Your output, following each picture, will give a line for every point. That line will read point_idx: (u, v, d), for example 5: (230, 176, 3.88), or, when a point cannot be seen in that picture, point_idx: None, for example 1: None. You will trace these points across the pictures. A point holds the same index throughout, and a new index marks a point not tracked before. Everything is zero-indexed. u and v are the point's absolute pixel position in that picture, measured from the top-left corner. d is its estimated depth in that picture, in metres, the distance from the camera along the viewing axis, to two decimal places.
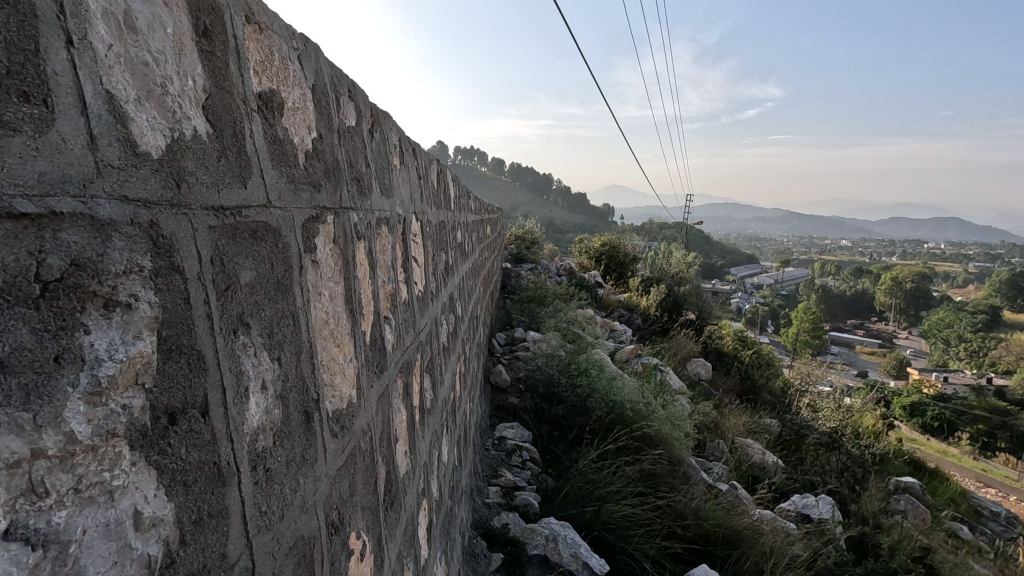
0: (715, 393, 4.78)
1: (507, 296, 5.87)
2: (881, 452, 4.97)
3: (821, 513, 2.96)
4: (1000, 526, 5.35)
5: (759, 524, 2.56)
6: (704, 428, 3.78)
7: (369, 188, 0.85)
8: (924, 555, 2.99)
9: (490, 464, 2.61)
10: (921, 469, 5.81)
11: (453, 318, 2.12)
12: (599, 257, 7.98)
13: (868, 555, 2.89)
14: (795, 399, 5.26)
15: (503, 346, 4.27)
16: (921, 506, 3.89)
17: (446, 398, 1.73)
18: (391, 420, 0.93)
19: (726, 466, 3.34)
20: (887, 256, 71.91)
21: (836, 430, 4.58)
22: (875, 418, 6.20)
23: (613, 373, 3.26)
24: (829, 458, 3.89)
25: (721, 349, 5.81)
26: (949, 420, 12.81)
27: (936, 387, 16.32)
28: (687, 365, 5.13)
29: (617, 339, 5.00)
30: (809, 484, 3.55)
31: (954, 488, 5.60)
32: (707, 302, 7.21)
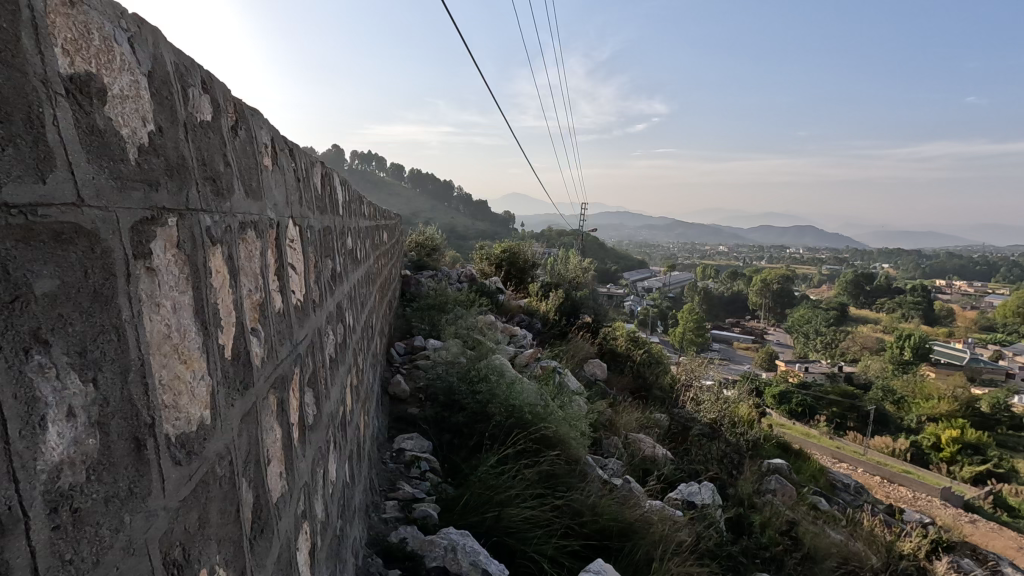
0: (610, 391, 5.00)
1: (407, 304, 5.73)
2: (754, 438, 5.48)
3: (704, 498, 3.19)
4: (850, 495, 6.10)
5: (649, 514, 2.71)
6: (600, 427, 3.93)
7: (229, 188, 0.78)
8: (790, 527, 3.33)
9: (386, 478, 2.52)
10: (787, 451, 6.45)
11: (342, 327, 2.02)
12: (500, 263, 8.04)
13: (744, 533, 3.16)
14: (681, 393, 5.65)
15: (402, 355, 4.17)
16: (788, 485, 4.34)
17: (333, 412, 1.63)
18: (260, 439, 0.85)
19: (620, 461, 3.50)
20: (756, 260, 71.92)
21: (715, 420, 4.97)
22: (749, 407, 6.83)
23: (512, 378, 3.28)
24: (711, 448, 4.21)
25: (615, 349, 6.09)
26: (810, 405, 14.54)
27: (799, 375, 18.39)
28: (584, 366, 5.32)
29: (517, 343, 5.07)
30: (694, 472, 3.80)
31: (815, 465, 6.29)
32: (603, 305, 7.56)
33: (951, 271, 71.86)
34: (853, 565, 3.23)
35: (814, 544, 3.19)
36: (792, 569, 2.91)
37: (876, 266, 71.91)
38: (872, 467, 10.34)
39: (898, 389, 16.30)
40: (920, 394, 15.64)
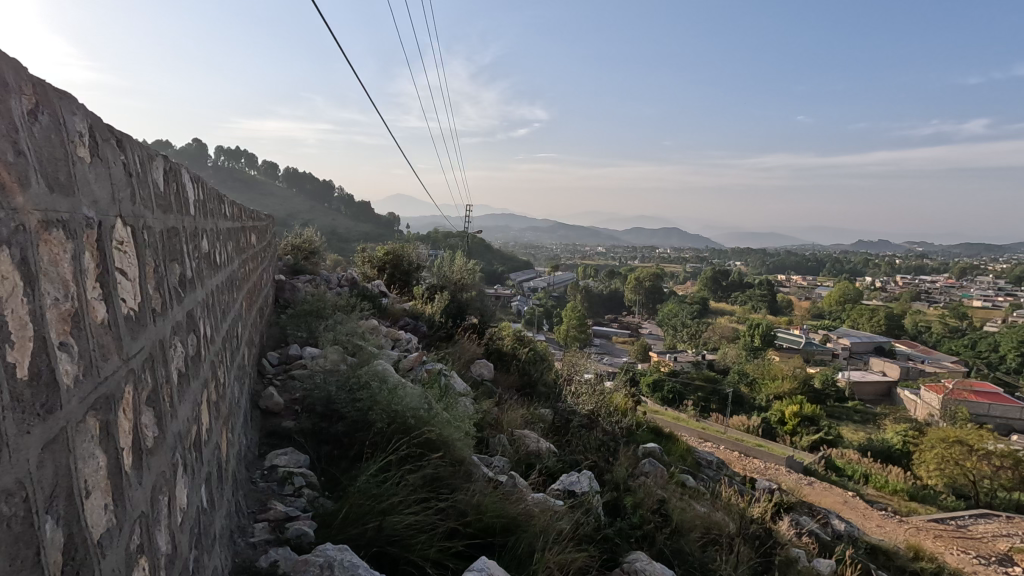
0: (496, 390, 5.06)
1: (282, 311, 5.35)
2: (629, 425, 5.86)
3: (583, 487, 3.34)
4: (713, 471, 6.72)
5: (532, 507, 2.78)
6: (485, 426, 3.95)
7: (21, 183, 0.67)
8: (661, 505, 3.59)
9: (256, 499, 2.34)
10: (659, 435, 6.93)
11: (196, 337, 1.84)
12: (383, 266, 7.81)
13: (620, 516, 3.35)
14: (564, 387, 5.87)
15: (275, 366, 3.89)
16: (659, 466, 4.69)
17: (184, 430, 1.48)
18: (76, 470, 0.75)
19: (506, 458, 3.55)
20: (630, 259, 71.91)
21: (593, 410, 5.26)
22: (625, 396, 7.27)
23: (395, 383, 3.18)
24: (590, 438, 4.42)
25: (501, 349, 6.15)
26: (679, 391, 15.92)
27: (669, 365, 20.02)
28: (470, 367, 5.32)
29: (401, 347, 4.96)
30: (575, 462, 3.95)
31: (682, 446, 6.85)
32: (489, 305, 7.65)
33: (790, 266, 71.92)
34: (714, 532, 3.56)
35: (681, 517, 3.48)
36: (662, 543, 3.13)
37: (731, 264, 72.01)
38: (731, 444, 11.53)
39: (751, 372, 18.34)
40: (768, 375, 17.68)
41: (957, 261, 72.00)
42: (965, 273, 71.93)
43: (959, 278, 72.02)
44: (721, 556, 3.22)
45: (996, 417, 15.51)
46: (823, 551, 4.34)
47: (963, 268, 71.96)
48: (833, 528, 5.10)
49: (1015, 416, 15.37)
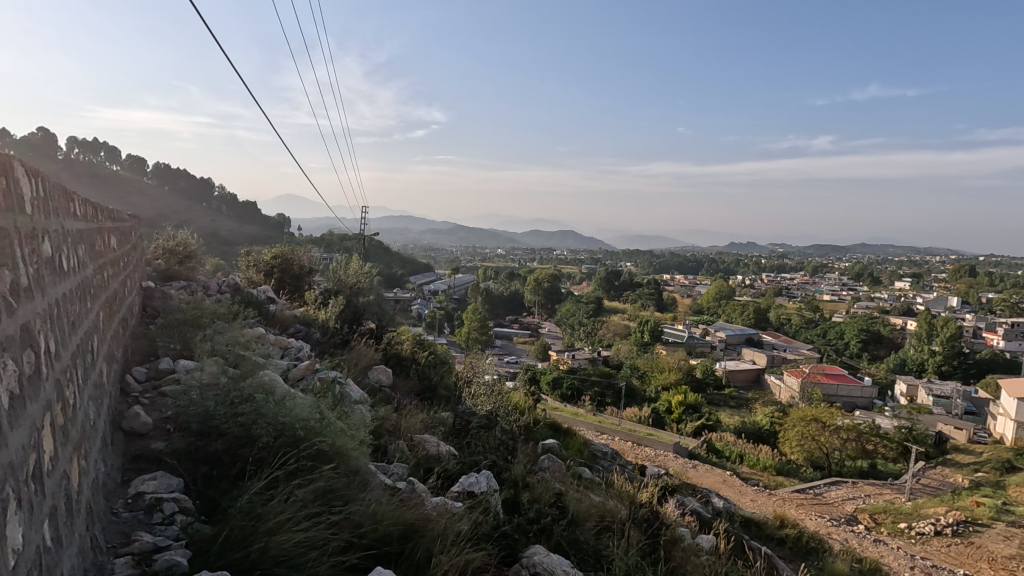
0: (395, 396, 4.95)
1: (151, 322, 4.81)
2: (527, 423, 5.98)
3: (482, 487, 3.37)
4: (607, 462, 7.04)
5: (430, 511, 2.74)
6: (383, 433, 3.84)
7: None
8: (558, 499, 3.70)
9: (115, 534, 2.08)
10: (558, 431, 7.11)
11: (33, 352, 1.61)
12: (270, 271, 7.31)
13: (519, 512, 3.40)
14: (464, 389, 5.87)
15: (143, 382, 3.51)
16: (558, 462, 4.85)
17: (16, 460, 1.28)
18: None
19: (404, 465, 3.48)
20: (529, 262, 72.00)
21: (492, 410, 5.33)
22: (524, 396, 7.40)
23: (283, 394, 2.99)
24: (489, 439, 4.44)
25: (400, 354, 6.00)
26: (577, 388, 16.53)
27: (568, 363, 20.69)
28: (367, 374, 5.13)
29: (291, 356, 4.69)
30: (475, 463, 3.94)
31: (579, 440, 7.10)
32: (388, 309, 7.44)
33: (673, 267, 71.88)
34: (608, 519, 3.73)
35: (577, 508, 3.60)
36: (560, 535, 3.22)
37: (622, 265, 71.95)
38: (625, 434, 12.16)
39: (642, 366, 19.45)
40: (657, 368, 18.84)
41: (811, 261, 71.92)
42: (817, 271, 71.94)
43: (812, 275, 71.94)
44: (614, 541, 3.37)
45: (844, 396, 17.73)
46: (703, 527, 4.72)
47: (815, 267, 71.90)
48: (713, 505, 5.55)
49: (858, 394, 17.67)
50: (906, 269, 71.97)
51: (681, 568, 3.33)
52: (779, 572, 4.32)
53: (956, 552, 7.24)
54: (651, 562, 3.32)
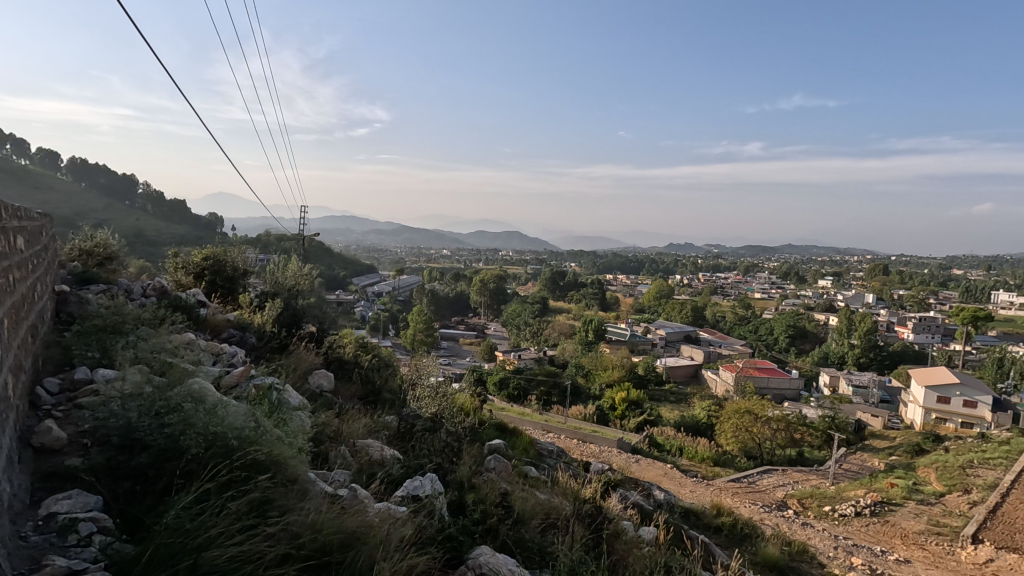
0: (336, 401, 4.81)
1: (66, 329, 4.45)
2: (473, 425, 5.95)
3: (427, 491, 3.33)
4: (552, 460, 7.10)
5: (372, 518, 2.68)
6: (323, 440, 3.72)
7: None
8: (503, 498, 3.70)
9: (24, 559, 1.90)
10: (504, 431, 7.10)
11: None
12: (200, 273, 6.92)
13: (463, 514, 3.38)
14: (409, 392, 5.77)
15: (56, 395, 3.24)
16: (504, 462, 4.85)
17: None
18: None
19: (346, 471, 3.38)
20: (475, 262, 71.96)
21: (437, 413, 5.27)
22: (470, 398, 7.36)
23: (214, 403, 2.83)
24: (434, 441, 4.38)
25: (342, 358, 5.83)
26: (523, 388, 16.61)
27: (514, 363, 20.75)
28: (307, 379, 4.96)
29: (224, 362, 4.47)
30: (420, 466, 3.87)
31: (525, 439, 7.12)
32: (329, 311, 7.21)
33: (615, 267, 71.90)
34: (553, 517, 3.77)
35: (522, 507, 3.62)
36: (505, 535, 3.23)
37: (567, 265, 71.97)
38: (571, 432, 12.33)
39: (586, 365, 19.76)
40: (600, 366, 19.19)
41: (743, 260, 71.88)
42: (750, 271, 71.90)
43: (744, 275, 71.93)
44: (558, 538, 3.40)
45: (774, 389, 18.67)
46: (644, 519, 4.85)
47: (747, 267, 71.89)
48: (654, 498, 5.72)
49: (787, 387, 18.66)
50: (828, 268, 71.93)
51: (623, 560, 3.41)
52: (715, 558, 4.50)
53: (874, 530, 7.82)
54: (594, 556, 3.39)
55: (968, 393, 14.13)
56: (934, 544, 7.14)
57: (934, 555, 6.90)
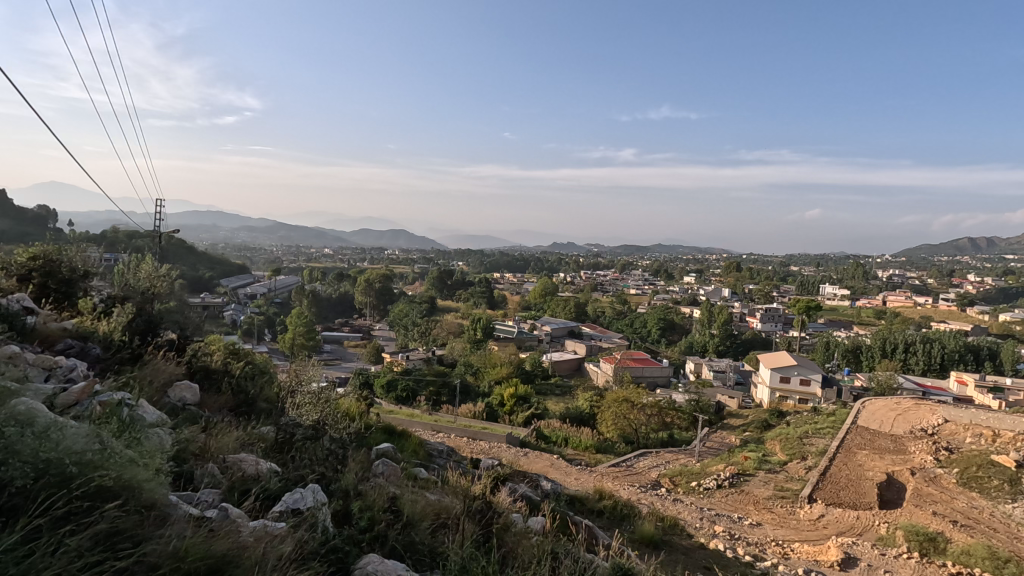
0: (203, 414, 4.38)
1: None
2: (358, 430, 5.71)
3: (309, 503, 3.14)
4: (442, 459, 7.05)
5: (245, 538, 2.47)
6: (187, 458, 3.36)
7: None
8: (392, 502, 3.60)
9: None
10: (392, 434, 6.91)
11: None
12: (27, 275, 5.90)
13: (350, 523, 3.23)
14: (287, 400, 5.38)
15: None
16: (392, 466, 4.74)
17: None
18: None
19: (215, 490, 3.09)
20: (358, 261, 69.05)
21: (318, 420, 4.98)
22: (354, 402, 7.05)
23: (45, 427, 2.42)
24: (316, 450, 4.11)
25: (208, 367, 5.28)
26: (412, 389, 16.26)
27: (403, 363, 20.26)
28: (167, 392, 4.46)
29: (61, 378, 3.86)
30: (300, 478, 3.62)
31: (414, 440, 6.99)
32: (194, 316, 6.50)
33: (502, 266, 71.94)
34: (443, 516, 3.74)
35: (412, 510, 3.55)
36: (394, 540, 3.14)
37: (454, 264, 71.88)
38: (461, 430, 12.32)
39: (475, 363, 19.82)
40: (489, 364, 19.39)
41: (620, 258, 71.83)
42: (626, 268, 71.94)
43: (620, 272, 71.95)
44: (449, 537, 3.38)
45: (648, 377, 20.10)
46: (532, 509, 4.99)
47: (623, 264, 71.91)
48: (541, 488, 5.89)
49: (659, 374, 20.21)
50: (692, 265, 72.15)
51: (512, 551, 3.49)
52: (598, 540, 4.76)
53: (733, 499, 8.75)
54: (485, 551, 3.41)
55: (804, 373, 16.29)
56: (779, 507, 8.17)
57: (780, 516, 7.89)
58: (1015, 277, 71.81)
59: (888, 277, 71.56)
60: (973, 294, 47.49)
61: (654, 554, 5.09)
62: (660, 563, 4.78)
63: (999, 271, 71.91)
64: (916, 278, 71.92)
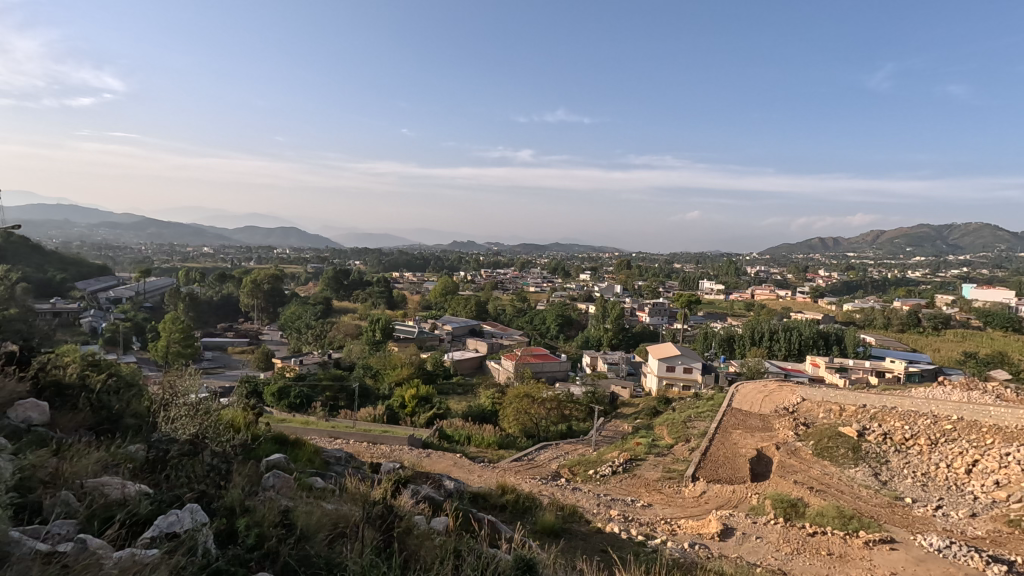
0: (56, 436, 3.83)
1: None
2: (245, 442, 5.29)
3: (187, 525, 2.85)
4: (340, 466, 6.74)
5: (109, 570, 2.19)
6: (34, 488, 2.94)
7: None
8: (283, 516, 3.36)
9: None
10: (283, 444, 6.49)
11: None
12: None
13: (235, 543, 2.97)
14: (160, 415, 4.80)
15: None
16: (286, 477, 4.45)
17: None
18: None
19: (69, 521, 2.72)
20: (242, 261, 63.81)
21: (197, 433, 4.51)
22: (240, 412, 6.52)
23: None
24: (195, 466, 3.72)
25: (60, 382, 4.60)
26: (306, 395, 15.34)
27: (295, 369, 19.05)
28: (7, 415, 3.83)
29: None
30: (176, 498, 3.26)
31: (309, 449, 6.60)
32: (41, 323, 5.63)
33: (402, 266, 71.95)
34: (341, 525, 3.57)
35: (306, 522, 3.34)
36: (287, 555, 2.92)
37: (351, 263, 71.93)
38: (361, 435, 11.85)
39: (374, 365, 19.16)
40: (389, 365, 18.88)
41: (519, 256, 71.94)
42: (526, 267, 71.95)
43: (520, 271, 71.96)
44: (347, 547, 3.23)
45: (548, 372, 20.62)
46: (435, 510, 4.92)
47: (523, 263, 71.98)
48: (444, 488, 5.83)
49: (558, 369, 20.79)
50: (586, 264, 71.96)
51: (414, 554, 3.41)
52: (500, 534, 4.81)
53: (626, 483, 9.26)
54: (386, 557, 3.30)
55: (687, 362, 17.62)
56: (667, 487, 8.79)
57: (668, 495, 8.49)
58: (857, 272, 71.92)
59: (755, 272, 71.45)
60: (824, 288, 53.75)
61: (554, 543, 5.24)
62: (560, 551, 4.92)
63: (844, 268, 71.99)
64: (779, 274, 71.97)
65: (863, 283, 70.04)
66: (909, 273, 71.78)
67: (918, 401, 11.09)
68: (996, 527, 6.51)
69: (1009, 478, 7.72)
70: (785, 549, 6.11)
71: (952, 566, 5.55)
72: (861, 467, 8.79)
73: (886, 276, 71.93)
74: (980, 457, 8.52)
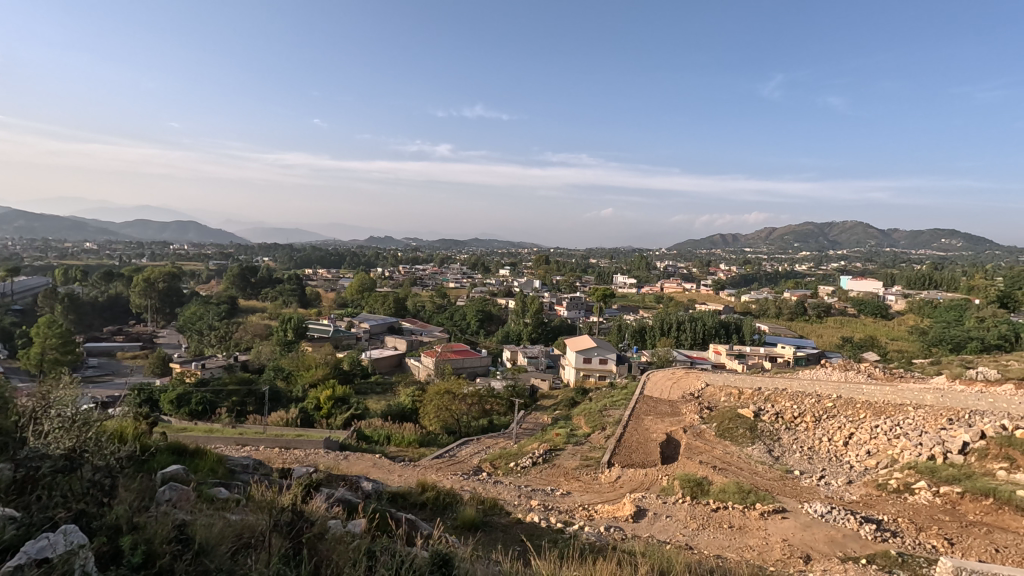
0: None
1: None
2: (134, 454, 4.83)
3: (60, 549, 2.56)
4: (248, 474, 6.33)
5: None
6: None
7: None
8: (179, 530, 3.08)
9: None
10: (182, 455, 6.00)
11: None
12: None
13: (120, 563, 2.70)
14: (29, 429, 4.18)
15: None
16: (184, 489, 4.12)
17: None
18: None
19: None
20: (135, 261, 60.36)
21: (74, 447, 4.02)
22: (129, 423, 5.94)
23: None
24: (72, 483, 3.31)
25: None
26: (209, 401, 14.21)
27: (196, 373, 17.68)
28: None
29: None
30: (47, 520, 2.92)
31: (212, 458, 6.12)
32: None
33: (315, 262, 71.83)
34: (246, 536, 3.34)
35: (205, 535, 3.10)
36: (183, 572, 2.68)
37: (259, 260, 71.85)
38: (272, 441, 11.20)
39: (286, 366, 18.25)
40: (302, 366, 18.03)
41: (438, 253, 71.94)
42: (444, 263, 71.87)
43: (438, 267, 71.90)
44: (252, 558, 3.02)
45: (468, 368, 20.57)
46: (350, 513, 4.76)
47: (442, 258, 71.96)
48: (362, 490, 5.66)
49: (478, 364, 20.83)
50: (506, 259, 72.01)
51: (326, 559, 3.26)
52: (418, 531, 4.75)
53: (546, 473, 9.46)
54: (294, 565, 3.11)
55: (602, 353, 18.29)
56: (585, 475, 9.11)
57: (585, 483, 8.78)
58: (753, 266, 71.85)
59: (664, 267, 71.48)
60: (724, 282, 57.47)
61: (473, 536, 5.27)
62: (478, 544, 4.93)
63: (741, 262, 71.93)
64: (685, 268, 71.97)
65: (757, 275, 71.45)
66: (797, 267, 71.94)
67: (804, 382, 12.18)
68: (867, 491, 7.31)
69: (878, 447, 8.69)
70: (692, 525, 6.53)
71: (833, 529, 6.17)
72: (757, 445, 9.56)
73: (778, 270, 72.03)
74: (855, 430, 9.51)
